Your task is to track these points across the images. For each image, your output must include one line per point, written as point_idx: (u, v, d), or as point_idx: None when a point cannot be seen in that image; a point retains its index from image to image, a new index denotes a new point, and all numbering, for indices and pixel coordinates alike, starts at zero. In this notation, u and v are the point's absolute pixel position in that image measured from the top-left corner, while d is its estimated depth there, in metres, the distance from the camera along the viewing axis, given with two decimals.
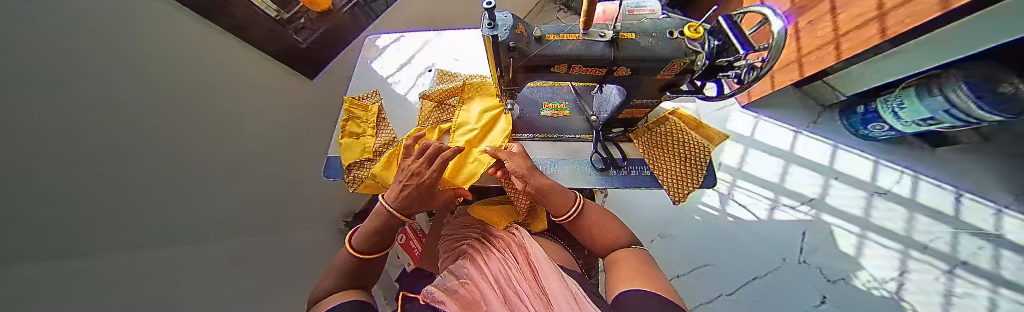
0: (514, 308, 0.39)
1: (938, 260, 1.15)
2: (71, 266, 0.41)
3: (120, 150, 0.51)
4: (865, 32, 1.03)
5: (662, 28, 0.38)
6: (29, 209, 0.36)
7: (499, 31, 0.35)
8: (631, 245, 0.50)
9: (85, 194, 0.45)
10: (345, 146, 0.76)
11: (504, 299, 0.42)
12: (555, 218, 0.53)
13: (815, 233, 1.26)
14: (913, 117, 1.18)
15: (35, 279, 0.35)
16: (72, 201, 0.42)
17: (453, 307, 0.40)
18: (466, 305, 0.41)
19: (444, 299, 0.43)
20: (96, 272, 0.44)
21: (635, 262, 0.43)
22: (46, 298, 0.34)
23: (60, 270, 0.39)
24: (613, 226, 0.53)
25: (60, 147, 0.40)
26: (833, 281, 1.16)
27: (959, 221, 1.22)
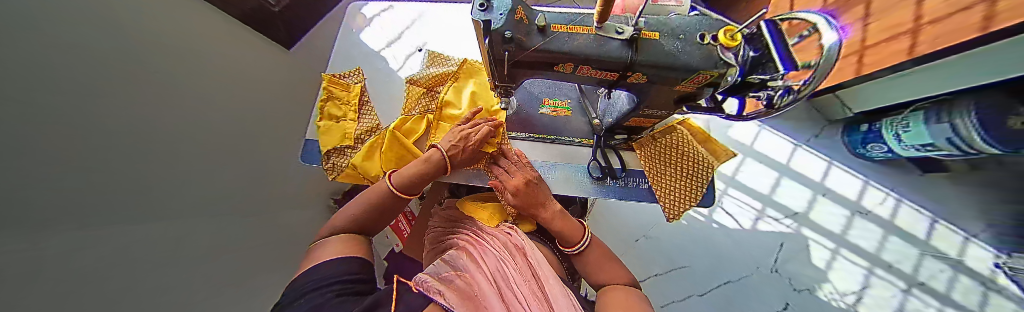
0: (510, 308, 0.33)
1: (900, 279, 1.19)
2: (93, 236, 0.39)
3: (128, 114, 0.46)
4: (894, 45, 0.95)
5: (690, 29, 0.31)
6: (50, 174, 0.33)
7: (492, 16, 0.28)
8: (632, 285, 0.44)
9: (101, 159, 0.41)
10: (323, 129, 0.69)
11: (500, 296, 0.37)
12: (565, 249, 0.48)
13: (791, 245, 1.29)
14: (913, 142, 1.12)
15: (58, 249, 0.33)
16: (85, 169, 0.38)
17: (451, 300, 0.33)
18: (464, 298, 0.35)
19: (441, 291, 0.35)
20: (124, 244, 0.42)
21: (628, 299, 0.38)
22: (69, 273, 0.32)
23: (82, 241, 0.37)
24: (618, 267, 0.46)
25: (76, 108, 0.38)
26: (799, 290, 1.21)
27: (925, 244, 1.24)
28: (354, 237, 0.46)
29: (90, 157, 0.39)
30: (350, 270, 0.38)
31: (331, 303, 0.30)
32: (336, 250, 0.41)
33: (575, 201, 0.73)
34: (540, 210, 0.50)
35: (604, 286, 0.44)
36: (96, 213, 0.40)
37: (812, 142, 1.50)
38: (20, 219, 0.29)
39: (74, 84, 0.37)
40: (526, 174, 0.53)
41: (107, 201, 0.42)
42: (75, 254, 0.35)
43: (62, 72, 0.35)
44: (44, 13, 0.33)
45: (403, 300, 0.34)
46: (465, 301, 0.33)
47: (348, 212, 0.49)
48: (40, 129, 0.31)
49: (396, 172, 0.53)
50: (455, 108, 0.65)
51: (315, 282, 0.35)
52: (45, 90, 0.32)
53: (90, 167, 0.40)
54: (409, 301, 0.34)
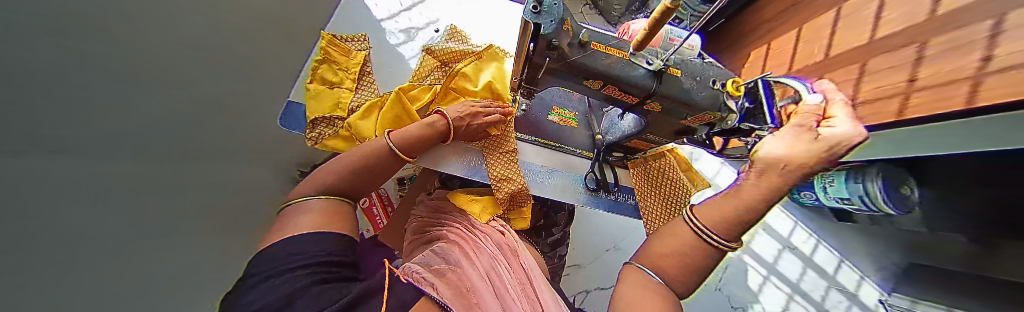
0: (503, 302, 0.34)
1: (811, 305, 1.43)
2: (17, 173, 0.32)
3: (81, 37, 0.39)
4: None
5: (705, 73, 0.35)
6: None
7: (543, 20, 0.28)
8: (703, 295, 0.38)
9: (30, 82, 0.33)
10: (312, 93, 0.64)
11: (493, 288, 0.37)
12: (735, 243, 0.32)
13: (734, 268, 1.49)
14: (835, 194, 1.29)
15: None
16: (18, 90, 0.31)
17: (444, 290, 0.32)
18: (456, 289, 0.34)
19: (433, 280, 0.34)
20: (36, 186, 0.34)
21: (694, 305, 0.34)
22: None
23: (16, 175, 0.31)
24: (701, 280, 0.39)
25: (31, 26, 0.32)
26: (735, 307, 1.40)
27: (832, 279, 1.50)
28: (336, 204, 0.41)
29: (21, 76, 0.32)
30: (329, 249, 0.34)
31: (313, 288, 0.27)
32: (312, 220, 0.36)
33: (564, 208, 0.76)
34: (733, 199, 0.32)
35: None
36: (33, 154, 0.34)
37: None
38: None
39: None
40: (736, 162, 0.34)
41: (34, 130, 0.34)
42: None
43: None
44: None
45: (396, 289, 0.30)
46: (460, 296, 0.32)
47: (333, 174, 0.43)
48: None
49: (397, 131, 0.51)
50: (469, 83, 0.63)
51: (282, 260, 0.29)
52: None
53: (47, 99, 0.35)
54: (400, 291, 0.30)
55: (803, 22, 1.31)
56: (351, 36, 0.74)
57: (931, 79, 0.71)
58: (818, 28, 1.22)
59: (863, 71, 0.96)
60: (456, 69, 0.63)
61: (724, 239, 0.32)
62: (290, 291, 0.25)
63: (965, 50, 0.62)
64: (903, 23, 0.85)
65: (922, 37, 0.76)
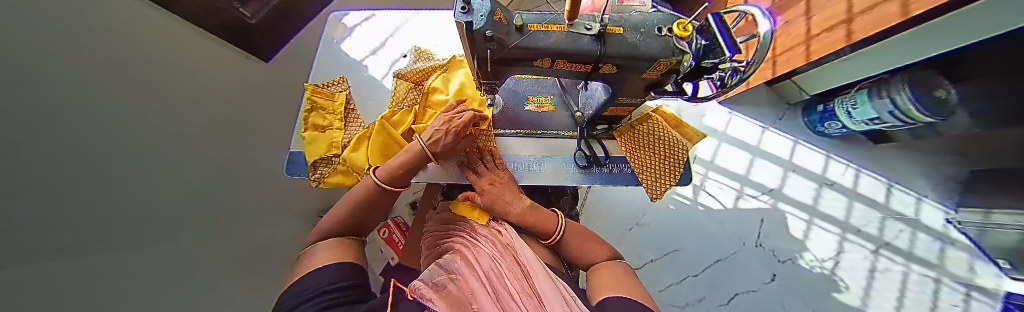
0: (505, 307, 0.34)
1: (867, 241, 1.30)
2: (90, 265, 0.38)
3: (125, 141, 0.46)
4: (832, 36, 1.05)
5: (650, 23, 0.36)
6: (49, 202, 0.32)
7: (473, 18, 0.30)
8: (613, 259, 0.49)
9: (95, 186, 0.40)
10: (308, 140, 0.68)
11: (494, 296, 0.38)
12: (543, 241, 0.52)
13: (771, 220, 1.39)
14: (862, 117, 1.21)
15: (54, 279, 0.32)
16: (81, 196, 0.38)
17: (442, 305, 0.33)
18: (456, 304, 0.35)
19: (433, 295, 0.36)
20: (116, 272, 0.41)
21: (622, 276, 0.43)
22: (74, 301, 0.32)
23: (82, 270, 0.36)
24: (595, 244, 0.52)
25: (82, 137, 0.38)
26: (782, 260, 1.30)
27: (886, 208, 1.35)
28: (343, 241, 0.45)
29: (84, 184, 0.38)
30: (342, 277, 0.37)
31: None
32: (323, 257, 0.40)
33: (566, 191, 0.76)
34: (509, 208, 0.53)
35: (592, 266, 0.49)
36: (93, 247, 0.40)
37: (778, 125, 1.58)
38: (15, 252, 0.28)
39: (77, 112, 0.38)
40: (495, 176, 0.57)
41: (98, 228, 0.41)
42: (76, 284, 0.34)
43: (63, 101, 0.35)
44: (47, 43, 0.33)
45: (400, 308, 0.34)
46: (455, 306, 0.34)
47: (340, 211, 0.48)
48: (40, 154, 0.31)
49: (381, 166, 0.53)
50: (442, 94, 0.68)
51: (301, 294, 0.33)
52: (49, 116, 0.32)
53: (99, 198, 0.40)
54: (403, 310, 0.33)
55: None
56: (330, 81, 0.78)
57: None
58: None
59: None
60: (428, 85, 0.68)
61: (539, 239, 0.54)
62: None
63: None
64: None
65: None
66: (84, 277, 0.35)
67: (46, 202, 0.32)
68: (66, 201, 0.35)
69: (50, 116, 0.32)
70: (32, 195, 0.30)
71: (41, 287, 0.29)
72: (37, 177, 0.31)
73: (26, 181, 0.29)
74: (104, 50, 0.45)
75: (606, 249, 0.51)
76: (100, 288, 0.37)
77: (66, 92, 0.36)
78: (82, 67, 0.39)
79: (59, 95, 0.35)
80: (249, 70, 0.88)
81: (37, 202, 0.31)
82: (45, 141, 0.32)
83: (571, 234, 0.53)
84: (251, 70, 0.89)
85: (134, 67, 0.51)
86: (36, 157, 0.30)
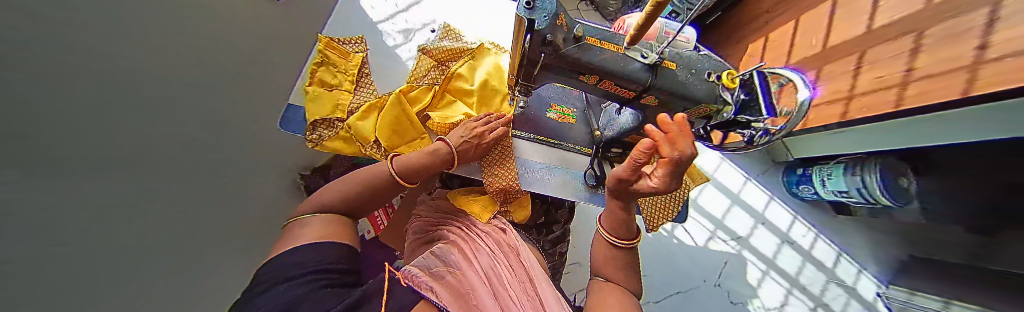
0: (505, 307, 0.34)
1: (810, 299, 1.41)
2: (44, 194, 0.34)
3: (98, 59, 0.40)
4: (830, 110, 1.12)
5: (701, 66, 0.36)
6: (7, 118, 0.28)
7: (537, 16, 0.28)
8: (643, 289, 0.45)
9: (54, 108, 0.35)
10: (311, 96, 0.63)
11: (495, 294, 0.37)
12: None
13: (733, 264, 1.48)
14: (832, 187, 1.26)
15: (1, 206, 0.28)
16: (41, 116, 0.33)
17: (444, 296, 0.33)
18: (457, 296, 0.34)
19: (433, 286, 0.35)
20: (62, 206, 0.36)
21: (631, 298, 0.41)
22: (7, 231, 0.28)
23: (33, 198, 0.32)
24: None
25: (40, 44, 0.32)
26: (734, 303, 1.40)
27: (832, 272, 1.47)
28: (338, 219, 0.43)
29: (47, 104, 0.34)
30: (330, 259, 0.34)
31: (315, 293, 0.27)
32: (312, 233, 0.37)
33: (564, 205, 0.76)
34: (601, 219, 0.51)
35: None
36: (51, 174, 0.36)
37: (761, 178, 1.68)
38: None
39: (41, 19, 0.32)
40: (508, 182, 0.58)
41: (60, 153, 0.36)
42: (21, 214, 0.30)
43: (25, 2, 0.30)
44: None
45: (396, 294, 0.31)
46: (457, 299, 0.33)
47: (332, 193, 0.45)
48: None
49: (398, 155, 0.51)
50: (466, 82, 0.65)
51: (286, 268, 0.30)
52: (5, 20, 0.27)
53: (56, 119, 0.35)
54: (400, 296, 0.32)
55: (799, 17, 1.32)
56: (347, 39, 0.73)
57: (931, 68, 0.76)
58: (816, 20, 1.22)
59: (860, 63, 1.00)
60: (452, 71, 0.65)
61: None
62: (292, 298, 0.25)
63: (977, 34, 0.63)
64: (898, 13, 0.88)
65: (921, 25, 0.80)
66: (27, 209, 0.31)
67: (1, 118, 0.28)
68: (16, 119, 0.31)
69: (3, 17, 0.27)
70: None
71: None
72: None
73: None
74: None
75: None
76: (45, 221, 0.33)
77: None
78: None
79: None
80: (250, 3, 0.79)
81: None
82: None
83: None
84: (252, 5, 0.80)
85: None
86: None
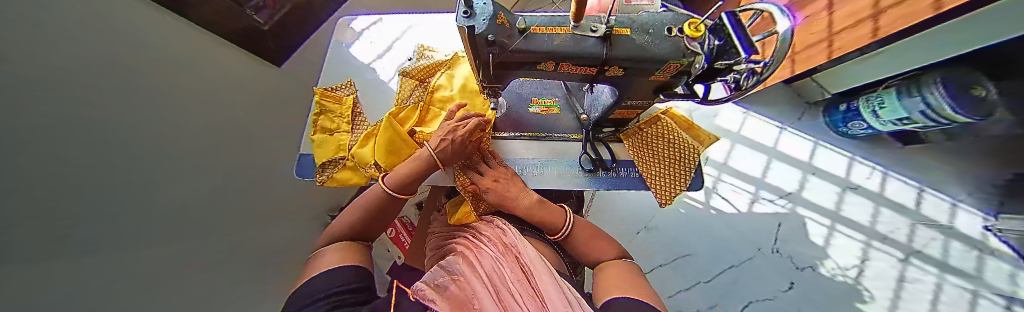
0: (507, 308, 0.33)
1: (895, 249, 1.20)
2: (80, 264, 0.39)
3: (121, 142, 0.47)
4: (857, 31, 1.00)
5: (659, 24, 0.34)
6: (35, 202, 0.33)
7: (476, 22, 0.30)
8: (620, 257, 0.48)
9: (87, 190, 0.41)
10: (317, 143, 0.69)
11: (497, 298, 0.37)
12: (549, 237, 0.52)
13: (789, 225, 1.31)
14: (889, 117, 1.11)
15: (38, 280, 0.32)
16: (74, 199, 0.39)
17: (443, 306, 0.34)
18: (457, 305, 0.35)
19: (434, 296, 0.36)
20: (104, 274, 0.41)
21: (631, 277, 0.41)
22: (55, 302, 0.32)
23: (67, 269, 0.37)
24: (606, 243, 0.51)
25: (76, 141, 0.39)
26: (801, 268, 1.22)
27: (917, 213, 1.25)
28: (350, 246, 0.46)
29: (74, 188, 0.39)
30: (339, 281, 0.36)
31: None
32: (331, 259, 0.42)
33: (571, 195, 0.74)
34: (517, 202, 0.52)
35: (597, 265, 0.48)
36: (90, 246, 0.41)
37: (796, 125, 1.50)
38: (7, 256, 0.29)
39: (70, 119, 0.38)
40: (499, 173, 0.56)
41: (91, 230, 0.41)
42: (57, 286, 0.34)
43: (58, 107, 0.36)
44: (47, 57, 0.35)
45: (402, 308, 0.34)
46: (455, 308, 0.34)
47: (344, 221, 0.49)
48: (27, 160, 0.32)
49: (389, 174, 0.54)
50: (446, 90, 0.68)
51: (304, 298, 0.34)
52: (39, 124, 0.33)
53: (85, 199, 0.40)
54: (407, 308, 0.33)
55: None
56: (338, 85, 0.80)
57: None
58: None
59: None
60: (433, 83, 0.68)
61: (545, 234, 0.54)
62: None
63: None
64: None
65: None
66: (74, 282, 0.36)
67: (31, 206, 0.32)
68: (57, 208, 0.36)
69: (39, 124, 0.33)
70: (21, 197, 0.31)
71: (32, 294, 0.30)
72: (20, 184, 0.31)
73: (15, 183, 0.30)
74: (108, 53, 0.46)
75: (615, 249, 0.50)
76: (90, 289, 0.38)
77: (58, 97, 0.36)
78: (80, 71, 0.40)
79: (56, 104, 0.35)
80: (261, 74, 0.90)
81: (23, 205, 0.31)
82: (32, 152, 0.33)
83: (581, 230, 0.53)
84: (264, 76, 0.92)
85: (142, 75, 0.53)
86: (23, 162, 0.31)
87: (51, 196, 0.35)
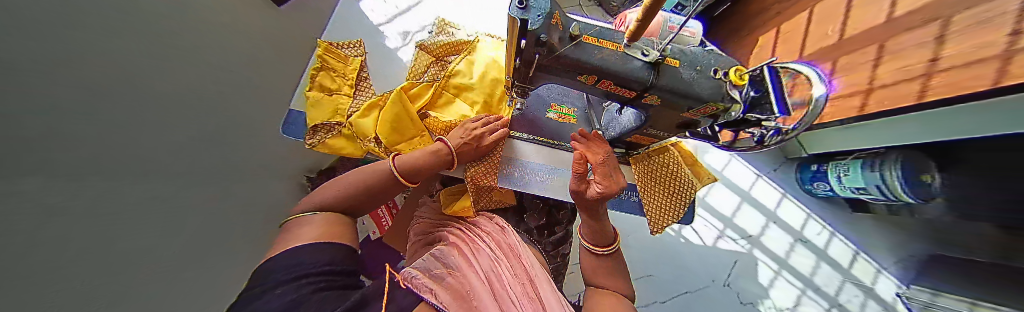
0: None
1: (824, 299, 1.34)
2: (60, 194, 0.35)
3: (109, 65, 0.42)
4: (848, 102, 1.05)
5: (707, 63, 0.34)
6: (27, 121, 0.30)
7: (531, 16, 0.27)
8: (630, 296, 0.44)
9: (74, 114, 0.37)
10: (313, 101, 0.63)
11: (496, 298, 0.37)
12: (598, 248, 0.47)
13: (744, 264, 1.43)
14: (849, 184, 1.20)
15: (23, 207, 0.29)
16: (60, 124, 0.35)
17: (445, 298, 0.33)
18: (458, 297, 0.34)
19: (432, 288, 0.34)
20: (78, 210, 0.38)
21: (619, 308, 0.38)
22: (27, 235, 0.29)
23: (46, 200, 0.33)
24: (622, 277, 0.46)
25: (58, 57, 0.34)
26: (745, 303, 1.34)
27: (848, 272, 1.40)
28: (335, 217, 0.43)
29: (62, 110, 0.35)
30: (328, 260, 0.34)
31: (315, 294, 0.27)
32: (310, 231, 0.38)
33: (566, 206, 0.75)
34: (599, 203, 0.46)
35: (591, 286, 0.46)
36: (70, 174, 0.38)
37: (771, 175, 1.62)
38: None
39: (58, 32, 0.33)
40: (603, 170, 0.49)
41: (71, 158, 0.37)
42: (32, 216, 0.31)
43: (44, 16, 0.31)
44: None
45: (395, 297, 0.32)
46: (457, 301, 0.33)
47: (327, 194, 0.45)
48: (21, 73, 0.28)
49: (401, 154, 0.51)
50: (463, 77, 0.63)
51: (282, 270, 0.30)
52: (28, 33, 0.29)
53: (69, 125, 0.36)
54: (399, 298, 0.32)
55: (812, 7, 1.26)
56: (345, 42, 0.74)
57: (956, 59, 0.68)
58: (831, 10, 1.16)
59: (880, 55, 0.93)
60: (451, 67, 0.63)
61: (591, 245, 0.48)
62: (296, 297, 0.26)
63: (992, 24, 0.60)
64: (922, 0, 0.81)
65: (944, 13, 0.73)
66: (48, 212, 0.33)
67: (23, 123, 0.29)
68: (45, 133, 0.32)
69: (28, 33, 0.29)
70: (12, 113, 0.27)
71: (10, 221, 0.27)
72: (13, 98, 0.27)
73: (9, 98, 0.27)
74: None
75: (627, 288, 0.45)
76: (59, 225, 0.35)
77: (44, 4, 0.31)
78: None
79: (41, 9, 0.31)
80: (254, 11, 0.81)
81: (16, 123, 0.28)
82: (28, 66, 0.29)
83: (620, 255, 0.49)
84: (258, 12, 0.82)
85: None
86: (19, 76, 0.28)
87: (37, 114, 0.31)
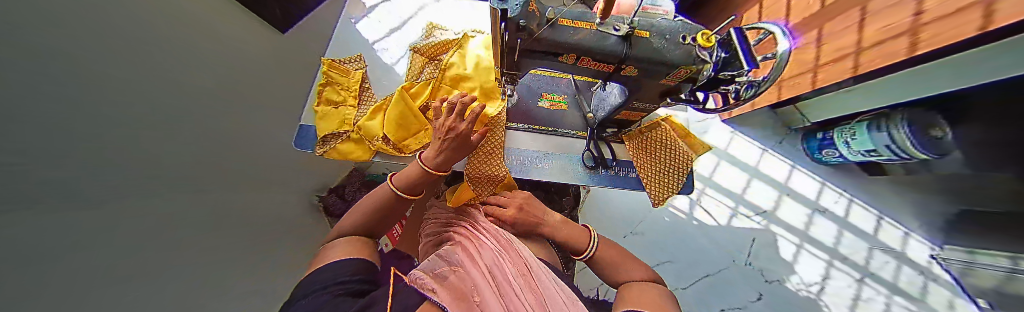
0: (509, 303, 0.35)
1: (853, 269, 1.29)
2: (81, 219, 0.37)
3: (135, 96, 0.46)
4: (839, 66, 1.05)
5: (674, 31, 0.38)
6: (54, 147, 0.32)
7: (509, 6, 0.31)
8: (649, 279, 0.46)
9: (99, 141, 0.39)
10: (320, 114, 0.68)
11: (498, 291, 0.38)
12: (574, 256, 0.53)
13: (762, 240, 1.40)
14: (857, 147, 1.16)
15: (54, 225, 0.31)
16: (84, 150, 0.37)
17: (445, 295, 0.34)
18: (459, 293, 0.36)
19: (434, 285, 0.36)
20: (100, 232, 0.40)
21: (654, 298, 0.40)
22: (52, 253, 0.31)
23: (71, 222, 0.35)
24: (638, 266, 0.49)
25: (90, 88, 0.37)
26: (770, 281, 1.31)
27: (874, 239, 1.35)
28: (358, 240, 0.46)
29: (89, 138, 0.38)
30: (350, 271, 0.37)
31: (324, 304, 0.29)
32: (337, 254, 0.41)
33: (569, 192, 0.78)
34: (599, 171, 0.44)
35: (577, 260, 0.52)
36: (92, 199, 0.39)
37: (776, 148, 1.60)
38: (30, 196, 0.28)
39: (91, 67, 0.37)
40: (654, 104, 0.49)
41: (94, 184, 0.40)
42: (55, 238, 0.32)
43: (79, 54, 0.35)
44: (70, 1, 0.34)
45: (398, 297, 0.33)
46: (457, 296, 0.35)
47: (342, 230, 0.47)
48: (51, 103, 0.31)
49: (394, 178, 0.51)
50: (458, 69, 0.67)
51: (308, 292, 0.33)
52: (62, 66, 0.33)
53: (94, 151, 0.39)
54: (403, 298, 0.33)
55: None
56: (346, 58, 0.79)
57: None
58: None
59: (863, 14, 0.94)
60: (445, 61, 0.67)
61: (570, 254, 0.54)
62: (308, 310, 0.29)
63: None
64: None
65: None
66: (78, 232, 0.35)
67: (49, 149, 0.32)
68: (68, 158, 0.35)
69: (62, 67, 0.32)
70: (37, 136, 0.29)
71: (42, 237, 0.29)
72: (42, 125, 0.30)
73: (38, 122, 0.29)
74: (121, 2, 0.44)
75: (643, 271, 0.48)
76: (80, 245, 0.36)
77: (80, 42, 0.35)
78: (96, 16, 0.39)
79: (75, 47, 0.35)
80: (264, 40, 0.88)
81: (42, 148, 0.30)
82: (57, 96, 0.32)
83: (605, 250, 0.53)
84: (264, 41, 0.88)
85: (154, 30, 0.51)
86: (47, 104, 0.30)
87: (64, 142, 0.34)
